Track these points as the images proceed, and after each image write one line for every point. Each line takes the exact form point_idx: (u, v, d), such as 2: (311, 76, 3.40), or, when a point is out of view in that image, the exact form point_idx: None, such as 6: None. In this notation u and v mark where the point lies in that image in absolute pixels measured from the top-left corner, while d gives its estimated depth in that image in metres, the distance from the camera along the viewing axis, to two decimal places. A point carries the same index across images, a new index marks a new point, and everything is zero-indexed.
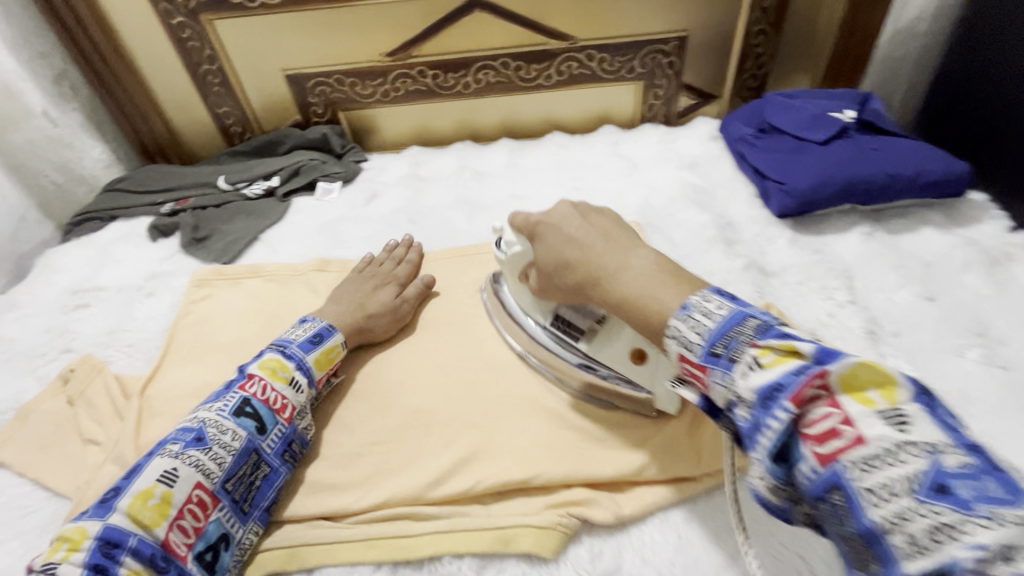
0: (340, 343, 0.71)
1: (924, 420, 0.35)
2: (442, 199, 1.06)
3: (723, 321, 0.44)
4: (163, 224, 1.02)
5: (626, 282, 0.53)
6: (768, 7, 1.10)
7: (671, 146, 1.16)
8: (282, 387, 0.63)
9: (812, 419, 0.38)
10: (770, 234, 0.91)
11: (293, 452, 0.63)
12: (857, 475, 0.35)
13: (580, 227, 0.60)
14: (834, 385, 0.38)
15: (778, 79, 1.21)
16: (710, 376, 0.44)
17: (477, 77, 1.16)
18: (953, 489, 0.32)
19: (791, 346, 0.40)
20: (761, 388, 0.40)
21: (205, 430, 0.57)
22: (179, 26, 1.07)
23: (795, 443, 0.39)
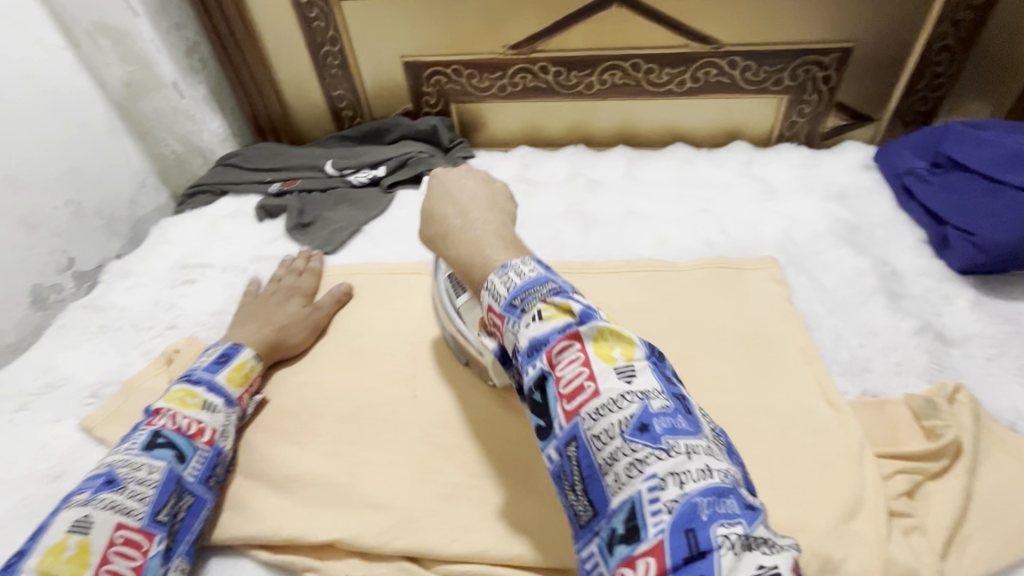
0: (251, 357, 0.67)
1: (647, 372, 0.41)
2: (551, 208, 0.98)
3: (527, 281, 0.46)
4: (270, 205, 1.01)
5: (463, 241, 0.54)
6: (960, 19, 0.93)
7: (815, 172, 1.02)
8: (196, 412, 0.59)
9: (567, 376, 0.41)
10: (947, 292, 0.76)
11: (217, 477, 0.58)
12: (588, 424, 0.39)
13: (473, 188, 0.60)
14: (587, 340, 0.42)
15: (953, 105, 1.04)
16: (505, 326, 0.46)
17: (602, 77, 1.07)
18: (652, 426, 0.38)
19: (568, 305, 0.44)
20: (533, 339, 0.43)
21: (114, 472, 0.51)
22: (308, 5, 1.05)
23: (549, 396, 0.42)
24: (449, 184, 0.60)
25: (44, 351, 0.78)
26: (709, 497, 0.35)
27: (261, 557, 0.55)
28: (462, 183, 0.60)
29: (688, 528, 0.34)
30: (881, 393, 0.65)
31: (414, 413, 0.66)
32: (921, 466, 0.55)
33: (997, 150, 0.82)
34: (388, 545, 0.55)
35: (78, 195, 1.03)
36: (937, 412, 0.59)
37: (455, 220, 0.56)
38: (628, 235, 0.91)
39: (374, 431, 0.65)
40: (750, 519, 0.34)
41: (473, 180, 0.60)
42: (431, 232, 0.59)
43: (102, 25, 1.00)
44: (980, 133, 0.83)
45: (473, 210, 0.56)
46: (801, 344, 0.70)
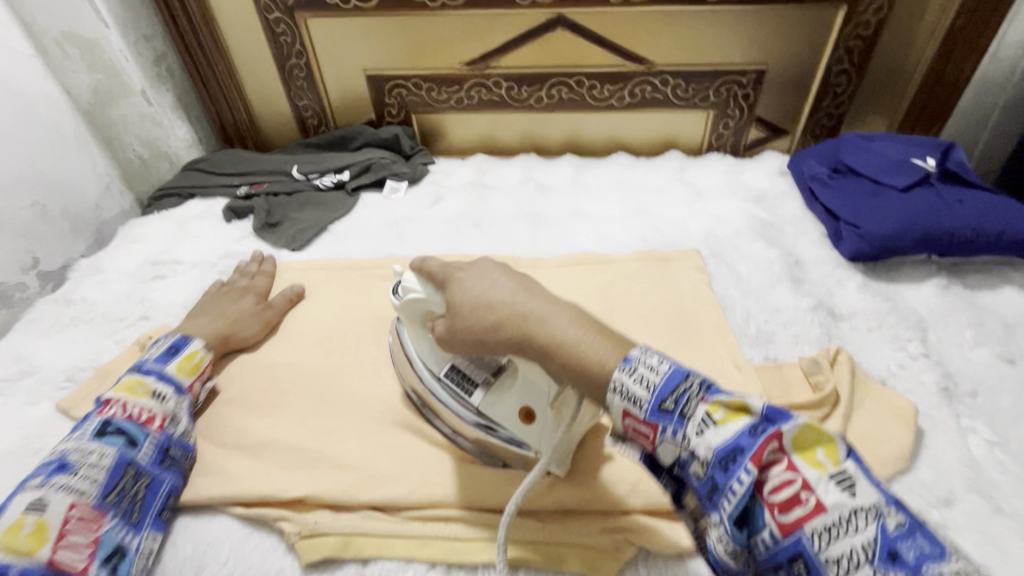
0: (201, 350, 0.72)
1: (863, 479, 0.37)
2: (504, 209, 1.08)
3: (666, 377, 0.42)
4: (238, 207, 1.07)
5: (552, 332, 0.46)
6: (852, 47, 1.09)
7: (738, 178, 1.15)
8: (145, 401, 0.63)
9: (773, 483, 0.38)
10: (839, 276, 0.89)
11: (173, 458, 0.62)
12: (819, 546, 0.35)
13: (500, 278, 0.51)
14: (788, 447, 0.39)
15: (853, 121, 1.20)
16: (659, 434, 0.42)
17: (550, 92, 1.18)
18: (902, 554, 0.34)
19: (743, 403, 0.41)
20: (719, 449, 0.39)
21: (67, 459, 0.56)
22: (275, 21, 1.12)
23: (755, 508, 0.39)
24: (472, 277, 0.53)
25: (16, 342, 0.81)
26: None
27: (235, 512, 0.61)
28: (498, 271, 0.52)
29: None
30: (780, 359, 0.76)
31: (377, 387, 0.73)
32: (807, 413, 0.66)
33: (880, 158, 0.96)
34: (353, 496, 0.61)
35: (45, 197, 1.06)
36: (821, 370, 0.71)
37: (525, 308, 0.48)
38: (573, 232, 1.01)
39: (340, 403, 0.71)
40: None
41: (499, 265, 0.53)
42: (475, 330, 0.50)
43: (72, 35, 1.04)
44: (872, 145, 0.99)
45: (536, 298, 0.49)
46: (717, 321, 0.80)
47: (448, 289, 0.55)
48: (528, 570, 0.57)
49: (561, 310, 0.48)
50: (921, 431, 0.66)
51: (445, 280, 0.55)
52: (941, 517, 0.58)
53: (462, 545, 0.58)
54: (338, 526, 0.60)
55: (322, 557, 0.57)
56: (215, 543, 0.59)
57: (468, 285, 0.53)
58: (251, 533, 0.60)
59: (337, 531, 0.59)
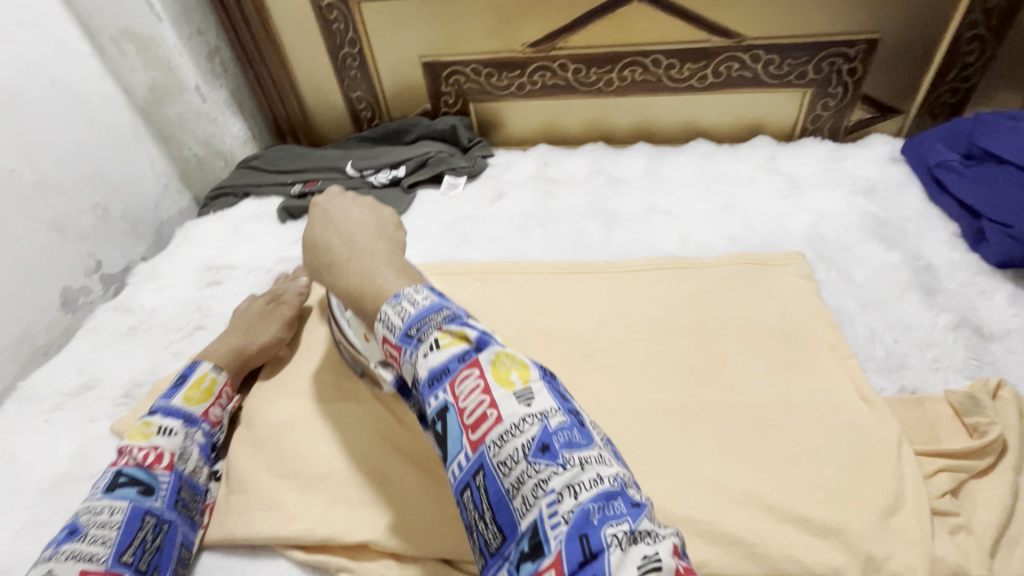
0: (209, 369, 0.66)
1: (546, 393, 0.39)
2: (571, 206, 0.98)
3: (421, 308, 0.43)
4: (292, 207, 1.02)
5: (353, 270, 0.50)
6: (992, 8, 0.91)
7: (841, 166, 1.00)
8: (152, 440, 0.58)
9: (469, 404, 0.39)
10: (983, 286, 0.74)
11: (188, 499, 0.58)
12: (495, 451, 0.37)
13: (360, 216, 0.55)
14: (487, 369, 0.40)
15: (984, 96, 1.01)
16: (402, 357, 0.43)
17: (621, 74, 1.06)
18: (552, 446, 0.36)
19: (464, 332, 0.42)
20: (433, 368, 0.40)
21: (76, 522, 0.51)
22: (328, 7, 1.06)
23: (452, 428, 0.39)
24: (332, 214, 0.56)
25: (77, 352, 0.80)
26: (600, 502, 0.34)
27: (296, 556, 0.56)
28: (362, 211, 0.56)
29: (581, 533, 0.33)
30: (918, 389, 0.63)
31: None
32: (965, 464, 0.54)
33: None
34: (421, 546, 0.54)
35: (105, 199, 1.05)
36: (978, 407, 0.58)
37: (341, 249, 0.52)
38: (651, 231, 0.91)
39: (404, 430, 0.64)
40: (637, 515, 0.34)
41: (365, 203, 0.57)
42: (319, 261, 0.54)
43: (126, 32, 1.02)
44: (1016, 123, 0.81)
45: (359, 237, 0.52)
46: (834, 340, 0.68)
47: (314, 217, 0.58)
48: None
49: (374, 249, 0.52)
50: None
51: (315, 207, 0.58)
52: None
53: None
54: None
55: None
56: None
57: (327, 210, 0.57)
58: None
59: None
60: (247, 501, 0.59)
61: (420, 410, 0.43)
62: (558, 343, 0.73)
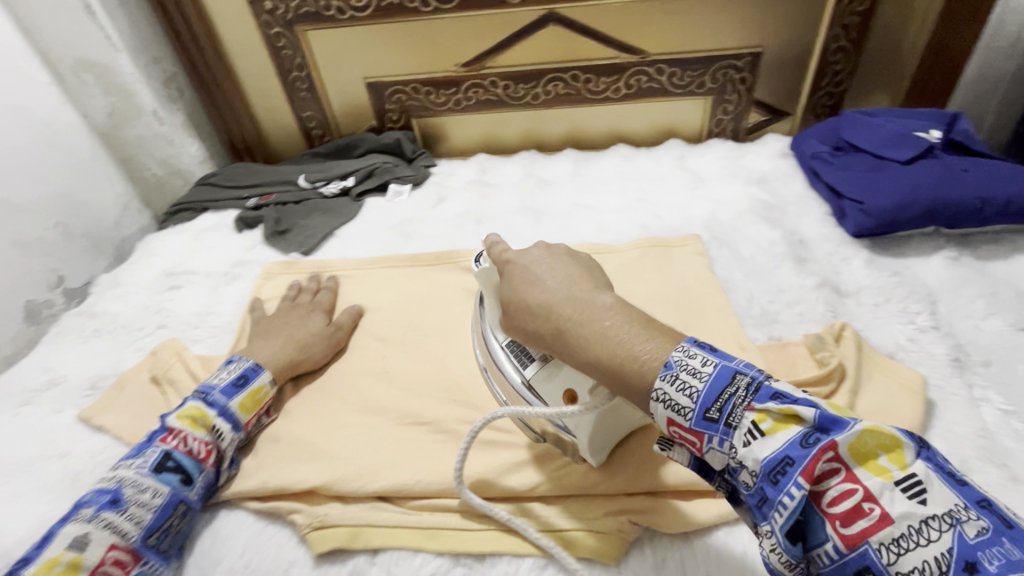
0: (267, 382, 0.72)
1: (936, 482, 0.37)
2: (505, 205, 1.09)
3: (714, 382, 0.43)
4: (248, 217, 1.10)
5: (596, 334, 0.49)
6: (849, 24, 1.07)
7: (740, 162, 1.14)
8: (203, 435, 0.64)
9: (830, 494, 0.39)
10: (844, 253, 0.88)
11: (211, 493, 0.64)
12: (890, 558, 0.36)
13: (548, 270, 0.57)
14: (845, 456, 0.38)
15: (856, 97, 1.18)
16: (706, 443, 0.44)
17: (546, 88, 1.19)
18: (980, 564, 0.33)
19: (792, 411, 0.40)
20: (768, 460, 0.40)
21: (122, 491, 0.57)
22: (276, 36, 1.15)
23: (812, 515, 0.39)
24: (533, 268, 0.58)
25: (42, 354, 0.86)
26: None
27: (251, 506, 0.64)
28: (544, 258, 0.58)
29: None
30: (784, 337, 0.76)
31: (387, 384, 0.75)
32: (812, 390, 0.66)
33: (881, 132, 0.94)
34: (360, 488, 0.64)
35: (67, 217, 1.11)
36: (827, 346, 0.71)
37: (566, 310, 0.52)
38: (574, 223, 1.02)
39: (348, 398, 0.74)
40: None
41: (556, 254, 0.58)
42: (542, 327, 0.54)
43: (86, 62, 1.10)
44: (872, 120, 0.97)
45: (576, 294, 0.53)
46: (718, 303, 0.80)
47: (504, 275, 0.61)
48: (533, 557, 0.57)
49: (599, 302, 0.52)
50: (932, 403, 0.65)
51: (502, 266, 0.62)
52: None
53: (464, 535, 0.59)
54: (345, 516, 0.61)
55: (331, 547, 0.59)
56: (232, 536, 0.62)
57: (518, 270, 0.59)
58: (265, 526, 0.63)
59: (346, 521, 0.60)
60: None
61: (733, 490, 0.45)
62: None
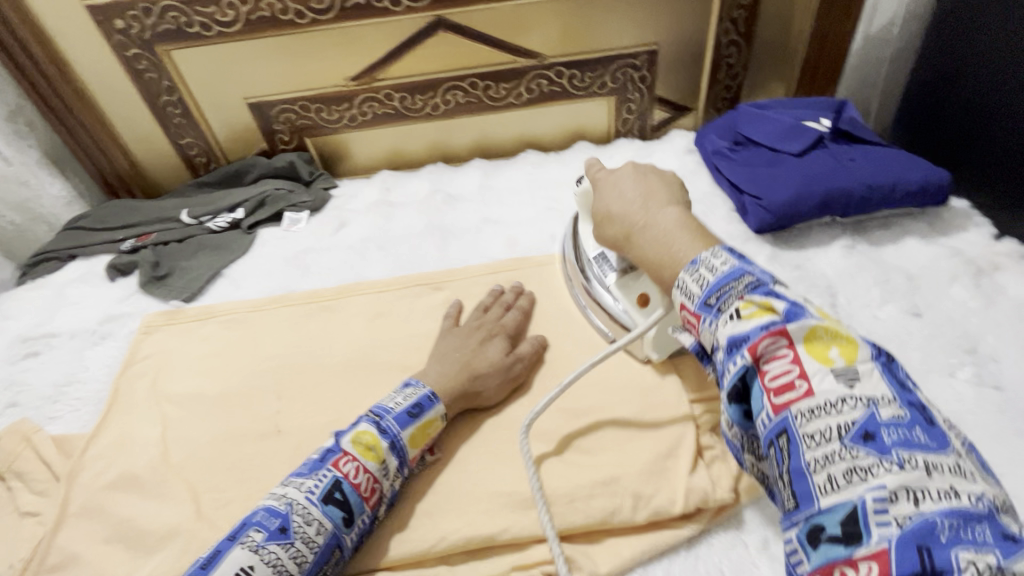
0: (440, 416, 0.61)
1: (874, 377, 0.42)
2: (411, 226, 1.03)
3: (721, 277, 0.50)
4: (121, 263, 0.98)
5: (650, 239, 0.60)
6: (737, 17, 1.07)
7: (647, 162, 1.13)
8: (374, 468, 0.54)
9: (773, 372, 0.44)
10: (750, 251, 0.88)
11: (363, 542, 0.55)
12: (801, 421, 0.41)
13: (632, 185, 0.67)
14: (797, 341, 0.44)
15: (753, 89, 1.19)
16: (700, 325, 0.50)
17: (445, 98, 1.13)
18: (877, 437, 0.39)
19: (769, 304, 0.46)
20: (732, 336, 0.46)
21: (290, 519, 0.49)
22: (135, 58, 1.03)
23: (754, 387, 0.45)
24: (616, 182, 0.68)
25: None
26: (953, 520, 0.35)
27: None
28: (632, 178, 0.67)
29: (922, 543, 0.34)
30: None
31: (275, 447, 0.67)
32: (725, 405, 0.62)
33: (775, 125, 0.95)
34: None
35: None
36: None
37: (637, 217, 0.63)
38: (482, 240, 0.98)
39: (232, 470, 0.65)
40: (976, 528, 0.34)
41: (638, 173, 0.67)
42: (617, 231, 0.66)
43: None
44: (766, 113, 0.97)
45: (648, 207, 0.63)
46: None
47: (596, 190, 0.71)
48: None
49: (664, 215, 0.61)
50: None
51: (595, 182, 0.71)
52: None
53: None
54: None
55: None
56: None
57: (608, 186, 0.69)
58: None
59: None
60: None
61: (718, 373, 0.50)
62: (386, 361, 0.76)
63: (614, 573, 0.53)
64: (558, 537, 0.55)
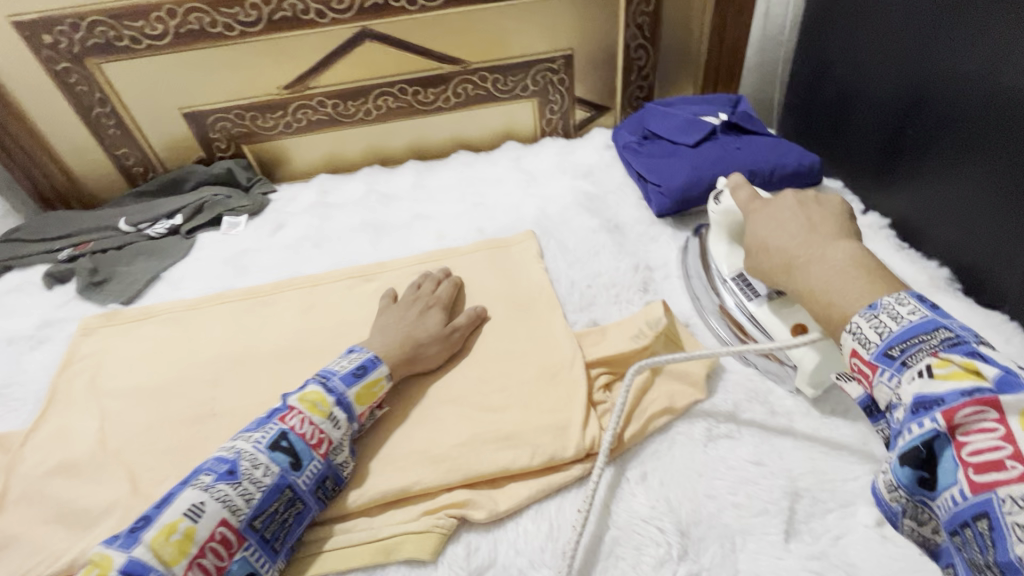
0: (385, 375, 0.67)
1: None
2: (346, 225, 1.09)
3: (912, 326, 0.45)
4: (58, 271, 1.00)
5: (817, 274, 0.56)
6: (642, 23, 1.18)
7: (569, 157, 1.22)
8: (320, 420, 0.59)
9: (975, 444, 0.39)
10: (653, 233, 0.97)
11: (327, 488, 0.59)
12: (1010, 509, 0.36)
13: (791, 215, 0.64)
14: (1009, 414, 0.38)
15: (664, 89, 1.30)
16: (876, 376, 0.46)
17: (376, 103, 1.19)
18: None
19: (971, 365, 0.41)
20: (918, 396, 0.42)
21: (239, 463, 0.54)
22: (65, 71, 1.06)
23: (945, 457, 0.40)
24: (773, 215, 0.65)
25: None
26: None
27: None
28: (791, 211, 0.64)
29: None
30: (602, 320, 0.83)
31: (209, 429, 0.72)
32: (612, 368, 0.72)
33: (674, 120, 1.05)
34: None
35: None
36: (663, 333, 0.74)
37: (800, 252, 0.59)
38: (414, 234, 1.04)
39: (169, 452, 0.70)
40: None
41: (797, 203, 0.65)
42: (774, 263, 0.62)
43: None
44: (667, 110, 1.08)
45: (801, 238, 0.60)
46: (543, 294, 0.85)
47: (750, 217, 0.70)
48: (356, 571, 0.57)
49: (837, 247, 0.57)
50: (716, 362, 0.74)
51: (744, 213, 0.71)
52: (727, 430, 0.65)
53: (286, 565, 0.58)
54: None
55: None
56: None
57: (764, 215, 0.67)
58: None
59: None
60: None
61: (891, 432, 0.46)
62: (318, 347, 0.82)
63: (514, 511, 0.60)
64: (465, 485, 0.62)
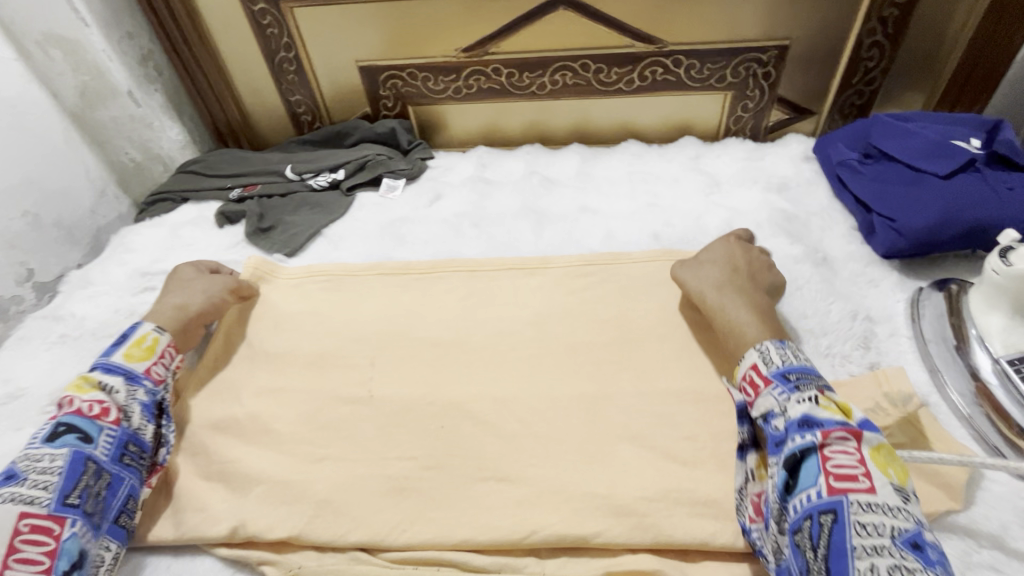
0: (151, 331, 0.70)
1: (915, 502, 0.47)
2: (506, 206, 1.02)
3: (806, 366, 0.57)
4: (231, 211, 1.03)
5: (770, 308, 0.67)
6: (887, 16, 0.97)
7: (759, 165, 1.06)
8: (94, 394, 0.62)
9: (836, 461, 0.49)
10: (871, 275, 0.81)
11: (133, 453, 0.61)
12: (856, 510, 0.46)
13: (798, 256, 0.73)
14: (865, 445, 0.50)
15: (888, 97, 1.08)
16: (766, 391, 0.56)
17: (553, 78, 1.10)
18: (925, 549, 0.44)
19: (845, 408, 0.52)
20: (805, 414, 0.52)
21: (15, 468, 0.55)
22: (261, 12, 1.06)
23: (809, 466, 0.49)
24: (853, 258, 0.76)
25: (6, 361, 0.82)
26: None
27: (219, 553, 0.60)
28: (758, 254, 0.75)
29: None
30: None
31: (366, 413, 0.69)
32: None
33: (917, 139, 0.86)
34: (342, 537, 0.59)
35: (36, 206, 1.01)
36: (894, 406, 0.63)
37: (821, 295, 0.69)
38: (579, 229, 0.95)
39: (329, 428, 0.68)
40: None
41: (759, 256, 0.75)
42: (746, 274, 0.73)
43: (53, 36, 0.99)
44: (906, 125, 0.88)
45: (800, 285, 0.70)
46: None
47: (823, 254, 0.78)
48: None
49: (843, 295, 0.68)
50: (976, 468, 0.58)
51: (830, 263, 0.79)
52: (989, 558, 0.52)
53: None
54: (325, 569, 0.57)
55: None
56: None
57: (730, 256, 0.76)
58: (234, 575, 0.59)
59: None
60: (176, 503, 0.63)
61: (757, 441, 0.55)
62: (478, 341, 0.76)
63: None
64: (651, 550, 0.56)
